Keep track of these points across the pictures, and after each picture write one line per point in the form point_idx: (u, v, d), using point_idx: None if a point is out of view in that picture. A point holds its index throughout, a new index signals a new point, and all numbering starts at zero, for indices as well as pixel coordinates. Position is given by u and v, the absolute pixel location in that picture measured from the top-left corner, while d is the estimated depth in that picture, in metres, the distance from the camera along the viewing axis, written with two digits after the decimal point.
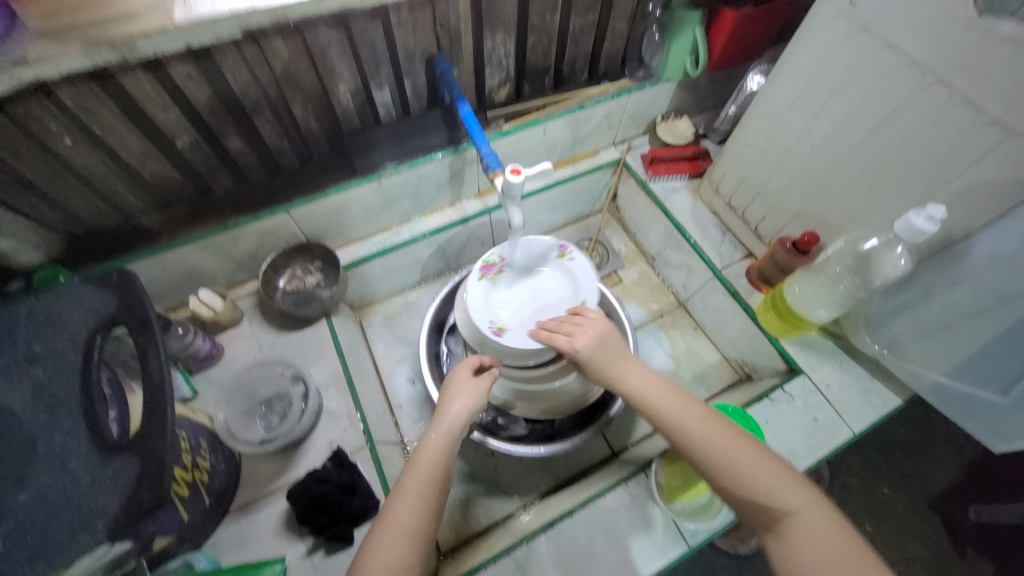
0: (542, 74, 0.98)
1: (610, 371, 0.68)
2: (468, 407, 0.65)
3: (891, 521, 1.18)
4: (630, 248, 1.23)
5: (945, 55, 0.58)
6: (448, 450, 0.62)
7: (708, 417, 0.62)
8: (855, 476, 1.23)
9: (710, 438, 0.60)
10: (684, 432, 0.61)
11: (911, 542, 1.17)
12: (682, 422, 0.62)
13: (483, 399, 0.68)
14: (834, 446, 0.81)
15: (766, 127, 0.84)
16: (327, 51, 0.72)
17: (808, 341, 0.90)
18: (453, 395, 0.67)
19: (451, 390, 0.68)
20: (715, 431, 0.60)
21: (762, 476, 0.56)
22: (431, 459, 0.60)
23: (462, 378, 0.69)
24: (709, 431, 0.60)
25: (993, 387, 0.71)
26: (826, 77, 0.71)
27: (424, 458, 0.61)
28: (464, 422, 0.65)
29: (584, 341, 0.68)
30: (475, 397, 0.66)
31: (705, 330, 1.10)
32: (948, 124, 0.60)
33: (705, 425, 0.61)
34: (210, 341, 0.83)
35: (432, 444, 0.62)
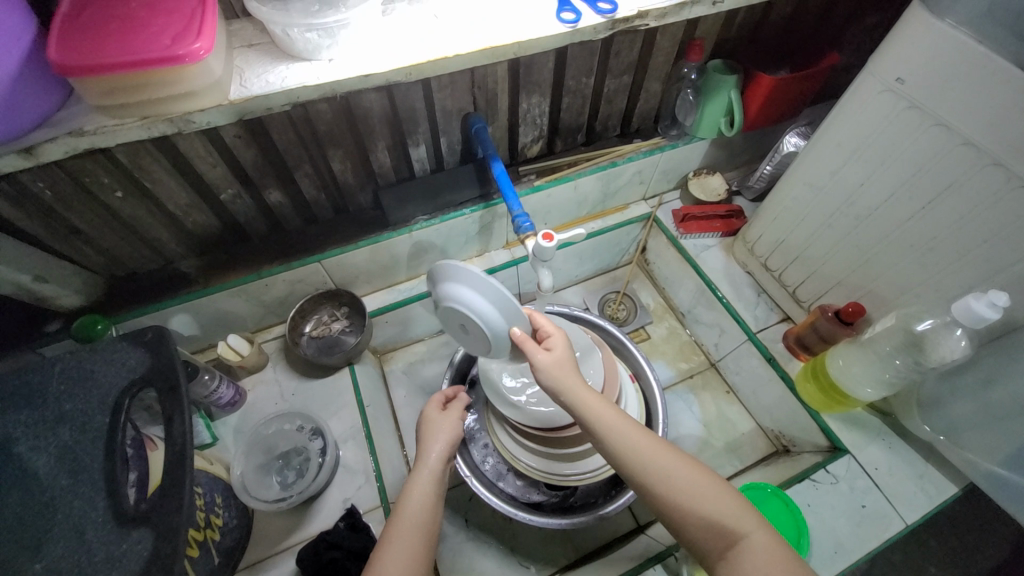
0: (575, 131, 0.99)
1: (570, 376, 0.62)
2: (448, 442, 0.65)
3: None
4: (658, 303, 1.20)
5: (1002, 138, 0.55)
6: (437, 490, 0.60)
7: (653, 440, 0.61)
8: (901, 555, 1.13)
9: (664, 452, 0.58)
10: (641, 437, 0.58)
11: None
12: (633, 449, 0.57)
13: (458, 433, 0.66)
14: (886, 539, 0.74)
15: (805, 193, 0.82)
16: (369, 113, 0.74)
17: (853, 417, 0.84)
18: (434, 435, 0.65)
19: (428, 428, 0.66)
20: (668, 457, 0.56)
21: (720, 503, 0.53)
22: (423, 500, 0.58)
23: (437, 417, 0.67)
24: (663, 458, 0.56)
25: None
26: (869, 149, 0.69)
27: (416, 500, 0.58)
28: (444, 459, 0.63)
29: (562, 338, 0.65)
30: (455, 435, 0.66)
31: (738, 394, 1.04)
32: (1007, 207, 0.58)
33: (659, 449, 0.57)
34: (233, 387, 0.83)
35: (422, 485, 0.60)
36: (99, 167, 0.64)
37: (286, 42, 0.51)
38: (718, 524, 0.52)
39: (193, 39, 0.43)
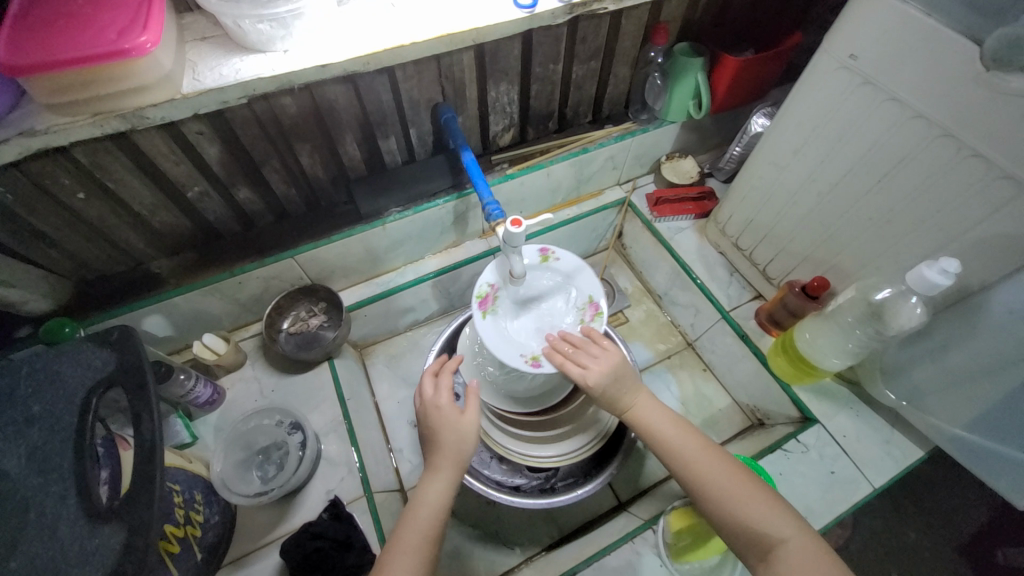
0: (546, 118, 1.00)
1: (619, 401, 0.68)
2: (469, 440, 0.63)
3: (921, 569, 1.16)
4: (636, 286, 1.22)
5: (950, 109, 0.57)
6: (448, 499, 0.60)
7: (706, 447, 0.63)
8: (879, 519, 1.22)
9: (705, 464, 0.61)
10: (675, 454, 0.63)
11: None
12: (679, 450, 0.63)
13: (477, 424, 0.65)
14: (855, 502, 0.77)
15: (771, 172, 0.84)
16: (334, 105, 0.74)
17: (823, 387, 0.87)
18: (453, 429, 0.64)
19: (443, 416, 0.65)
20: (710, 462, 0.61)
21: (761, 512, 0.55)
22: (436, 505, 0.59)
23: (451, 418, 0.64)
24: (712, 465, 0.60)
25: (1012, 444, 0.67)
26: (829, 126, 0.71)
27: (425, 512, 0.58)
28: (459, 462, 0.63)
29: (596, 374, 0.66)
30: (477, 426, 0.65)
31: (714, 372, 1.07)
32: (958, 176, 0.59)
33: (696, 453, 0.62)
34: (211, 386, 0.83)
35: (431, 494, 0.60)
36: (59, 168, 0.63)
37: (239, 34, 0.51)
38: (755, 531, 0.55)
39: (139, 32, 0.42)
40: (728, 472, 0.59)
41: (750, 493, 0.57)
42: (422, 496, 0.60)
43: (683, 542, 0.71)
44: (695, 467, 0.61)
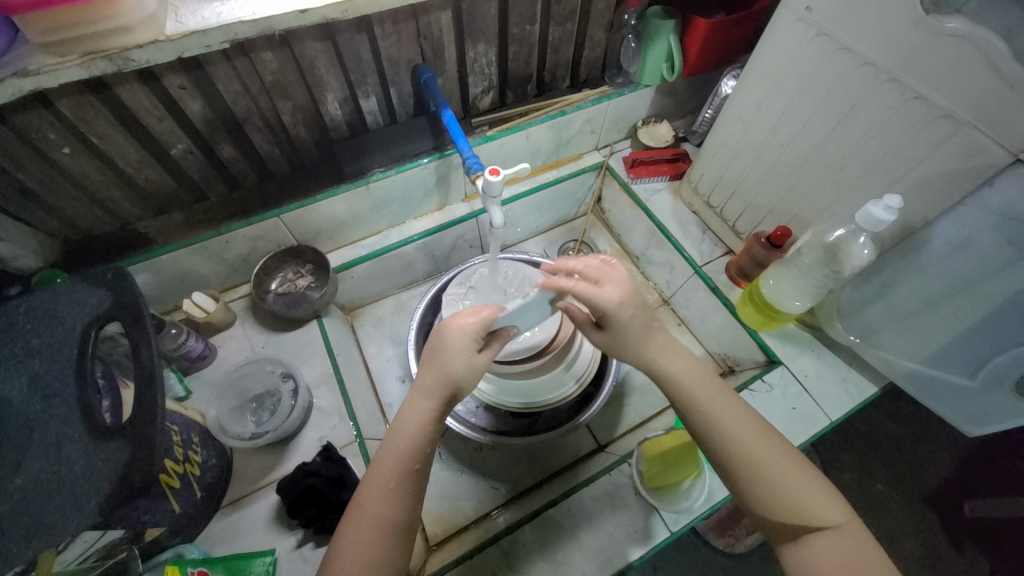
0: (525, 82, 1.02)
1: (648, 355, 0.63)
2: (456, 363, 0.59)
3: (888, 516, 1.31)
4: (615, 249, 1.26)
5: (894, 54, 0.61)
6: (433, 424, 0.59)
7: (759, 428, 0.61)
8: (849, 473, 1.37)
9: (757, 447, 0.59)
10: (722, 431, 0.60)
11: (906, 539, 1.29)
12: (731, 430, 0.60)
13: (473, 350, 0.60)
14: (814, 433, 0.83)
15: (738, 128, 0.88)
16: (315, 63, 0.76)
17: (786, 333, 0.93)
18: (449, 347, 0.60)
19: (446, 332, 0.61)
20: (763, 444, 0.59)
21: (809, 499, 0.57)
22: (416, 429, 0.58)
23: (453, 332, 0.61)
24: (766, 450, 0.59)
25: (961, 372, 0.74)
26: (789, 79, 0.75)
27: (406, 442, 0.57)
28: (444, 386, 0.60)
29: (620, 294, 0.61)
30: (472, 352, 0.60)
31: (688, 326, 1.12)
32: (902, 119, 0.64)
33: (753, 435, 0.60)
34: (202, 341, 0.85)
35: (411, 421, 0.59)
36: (43, 123, 0.64)
37: None
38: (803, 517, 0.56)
39: None
40: (776, 452, 0.59)
41: (800, 481, 0.58)
42: (405, 420, 0.59)
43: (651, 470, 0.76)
44: (748, 445, 0.59)
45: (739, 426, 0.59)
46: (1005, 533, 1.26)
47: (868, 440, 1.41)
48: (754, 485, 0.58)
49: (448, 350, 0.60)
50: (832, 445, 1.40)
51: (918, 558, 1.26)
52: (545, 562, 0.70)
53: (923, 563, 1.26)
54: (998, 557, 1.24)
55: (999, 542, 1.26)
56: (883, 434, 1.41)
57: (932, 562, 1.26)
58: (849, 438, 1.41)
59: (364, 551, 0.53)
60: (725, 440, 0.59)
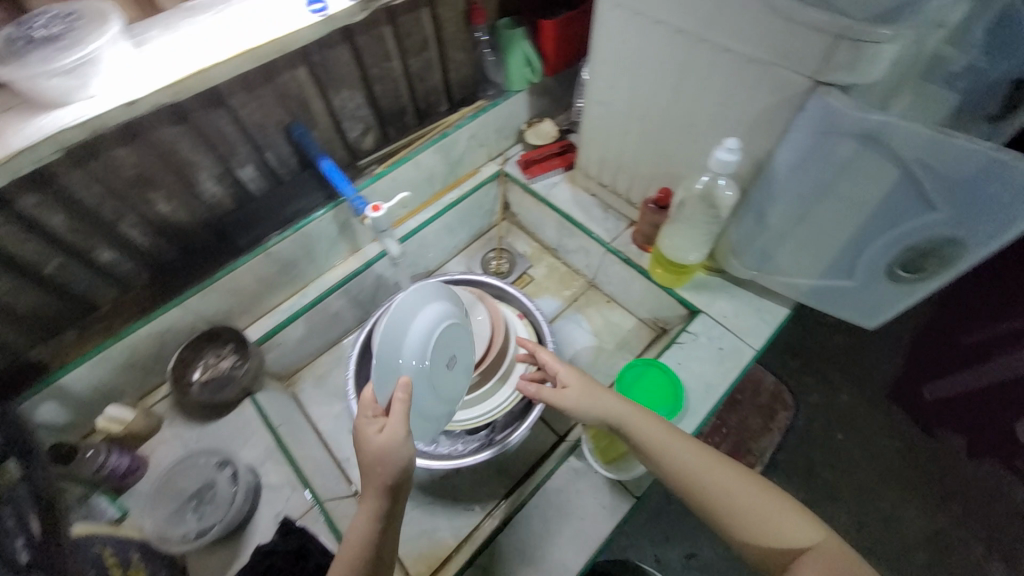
0: (401, 114, 1.06)
1: (601, 409, 0.72)
2: (395, 463, 0.60)
3: (861, 421, 1.43)
4: (534, 247, 1.27)
5: (694, 18, 0.68)
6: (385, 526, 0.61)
7: (718, 464, 0.67)
8: (814, 393, 1.48)
9: (715, 484, 0.66)
10: (693, 481, 0.66)
11: (881, 437, 1.42)
12: (698, 477, 0.66)
13: (403, 435, 0.61)
14: (743, 366, 0.89)
15: (601, 110, 0.95)
16: (177, 147, 0.76)
17: (698, 282, 0.99)
18: (380, 442, 0.60)
19: (367, 446, 0.60)
20: (725, 479, 0.66)
21: (776, 522, 0.63)
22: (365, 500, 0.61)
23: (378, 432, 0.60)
24: (720, 481, 0.66)
25: (842, 275, 0.81)
26: (625, 58, 0.83)
27: (358, 545, 0.59)
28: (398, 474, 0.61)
29: (566, 370, 0.78)
30: (407, 439, 0.61)
31: (617, 301, 1.15)
32: (719, 71, 0.71)
33: (713, 473, 0.66)
34: (128, 455, 0.81)
35: (362, 523, 0.60)
36: None
37: (35, 91, 0.54)
38: (776, 544, 0.62)
39: None
40: (737, 483, 0.65)
41: (770, 507, 0.64)
42: (351, 535, 0.60)
43: (601, 444, 0.79)
44: (713, 495, 0.65)
45: (704, 476, 0.66)
46: (959, 403, 1.42)
47: (822, 357, 1.53)
48: (723, 516, 0.64)
49: (363, 438, 0.61)
50: (794, 370, 1.51)
51: (898, 450, 1.40)
52: (523, 564, 0.71)
53: (902, 453, 1.39)
54: (962, 428, 1.40)
55: (958, 414, 1.42)
56: (838, 349, 1.54)
57: (910, 449, 1.39)
58: (806, 359, 1.52)
59: None
60: (709, 493, 0.65)
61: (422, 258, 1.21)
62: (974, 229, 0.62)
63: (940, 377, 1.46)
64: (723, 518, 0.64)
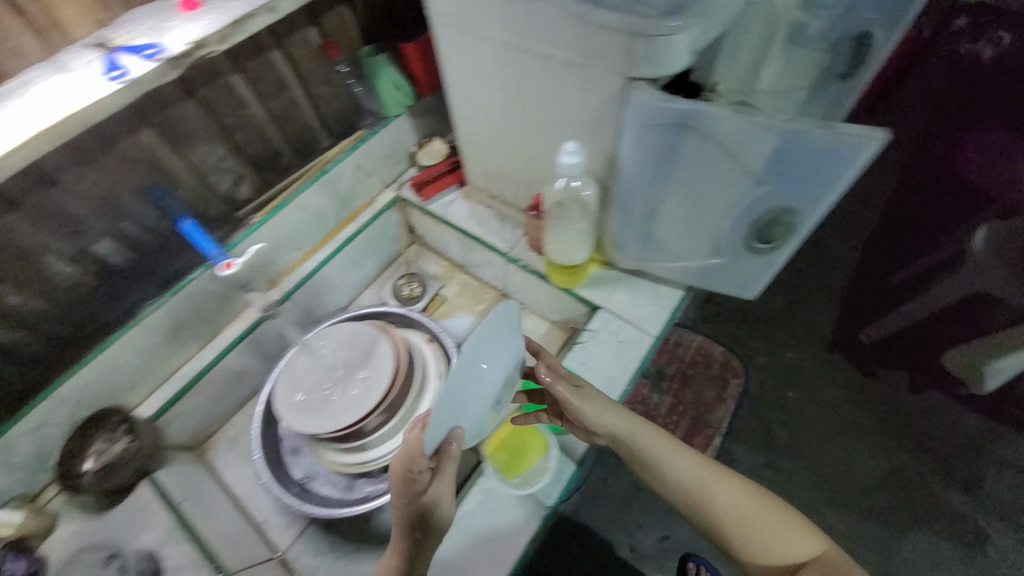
0: (276, 156, 1.05)
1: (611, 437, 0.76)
2: (437, 513, 0.60)
3: (805, 373, 1.52)
4: (444, 266, 1.26)
5: (510, 29, 0.69)
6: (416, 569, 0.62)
7: (722, 476, 0.73)
8: (761, 355, 1.55)
9: (724, 499, 0.71)
10: (700, 494, 0.72)
11: (826, 385, 1.51)
12: (703, 489, 0.72)
13: (444, 495, 0.59)
14: (642, 356, 0.90)
15: (467, 126, 0.95)
16: (10, 234, 0.73)
17: (595, 278, 1.00)
18: (419, 496, 0.59)
19: (399, 494, 0.59)
20: (730, 490, 0.71)
21: (780, 536, 0.68)
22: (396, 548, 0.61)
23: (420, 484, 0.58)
24: (721, 494, 0.71)
25: (712, 253, 0.83)
26: (471, 73, 0.83)
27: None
28: (433, 526, 0.61)
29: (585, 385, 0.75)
30: (447, 498, 0.60)
31: (529, 307, 1.15)
32: (548, 77, 0.72)
33: (718, 485, 0.72)
34: (22, 558, 0.78)
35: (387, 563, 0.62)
36: None
37: None
38: (781, 554, 0.67)
39: None
40: (745, 499, 0.71)
41: (776, 519, 0.69)
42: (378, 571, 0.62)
43: (504, 461, 0.79)
44: (713, 505, 0.71)
45: (711, 488, 0.72)
46: (894, 340, 1.53)
47: (761, 320, 1.61)
48: (729, 530, 0.70)
49: (404, 488, 0.59)
50: (738, 336, 1.57)
51: (844, 396, 1.49)
52: None
53: (849, 396, 1.49)
54: (899, 359, 1.51)
55: (898, 352, 1.52)
56: (779, 306, 1.63)
57: (850, 394, 1.48)
58: (746, 320, 1.62)
59: None
60: (707, 502, 0.71)
61: (330, 299, 1.18)
62: (799, 197, 0.66)
63: (879, 319, 1.56)
64: (723, 529, 0.70)
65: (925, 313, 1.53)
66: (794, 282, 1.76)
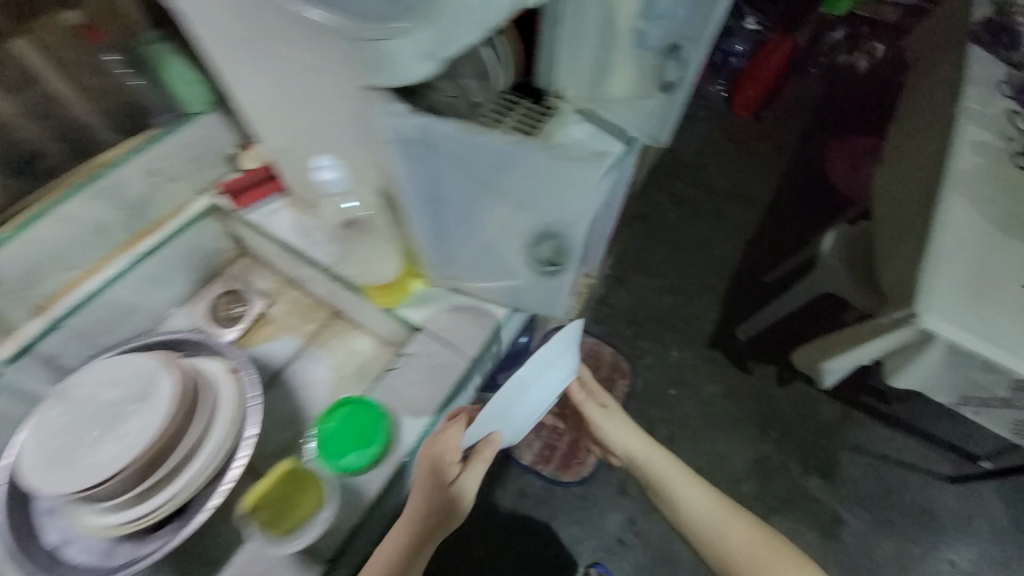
0: (31, 158, 0.89)
1: (669, 476, 1.04)
2: (449, 511, 0.74)
3: (683, 378, 1.99)
4: (276, 281, 1.12)
5: (240, 21, 0.61)
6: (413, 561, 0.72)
7: (733, 517, 0.99)
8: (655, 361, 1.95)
9: (734, 537, 0.96)
10: (720, 533, 0.97)
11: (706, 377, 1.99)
12: (719, 521, 0.98)
13: (463, 493, 0.75)
14: (454, 383, 0.84)
15: (259, 128, 0.86)
16: None
17: (418, 297, 0.93)
18: (442, 488, 0.74)
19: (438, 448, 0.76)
20: (739, 528, 0.97)
21: (758, 574, 0.92)
22: (411, 516, 0.73)
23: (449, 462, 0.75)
24: (732, 530, 0.97)
25: (508, 275, 0.86)
26: (233, 70, 0.74)
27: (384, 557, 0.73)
28: (441, 521, 0.73)
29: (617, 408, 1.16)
30: (471, 490, 0.76)
31: (362, 327, 1.04)
32: (295, 77, 0.64)
33: (733, 521, 0.98)
34: None
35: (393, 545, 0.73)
36: None
37: None
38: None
39: None
40: (751, 534, 0.96)
41: (774, 556, 0.93)
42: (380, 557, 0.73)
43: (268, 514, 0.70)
44: (728, 538, 0.96)
45: (682, 489, 1.02)
46: (760, 341, 2.05)
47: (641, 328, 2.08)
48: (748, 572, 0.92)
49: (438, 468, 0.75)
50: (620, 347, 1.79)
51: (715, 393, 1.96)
52: None
53: (740, 436, 1.88)
54: (759, 352, 2.03)
55: (765, 348, 2.04)
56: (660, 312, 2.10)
57: (732, 389, 1.96)
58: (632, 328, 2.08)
59: None
60: (713, 530, 0.97)
61: (124, 326, 1.02)
62: (556, 214, 0.78)
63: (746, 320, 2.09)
64: (731, 558, 0.95)
65: (774, 322, 2.05)
66: (672, 300, 2.16)
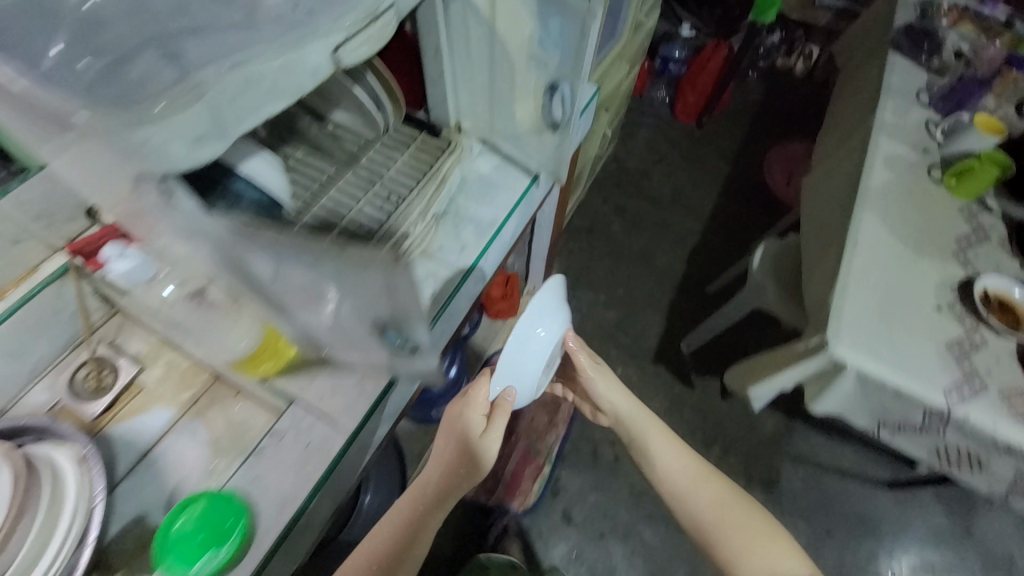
0: None
1: (651, 439, 1.03)
2: (469, 460, 0.86)
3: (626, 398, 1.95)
4: (152, 343, 0.97)
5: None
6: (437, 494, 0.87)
7: (718, 485, 0.98)
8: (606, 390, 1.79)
9: (714, 503, 0.96)
10: (699, 493, 0.97)
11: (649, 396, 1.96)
12: (699, 482, 0.98)
13: (481, 446, 0.86)
14: (328, 463, 0.82)
15: (89, 192, 0.75)
16: None
17: (290, 367, 0.89)
18: (461, 435, 0.86)
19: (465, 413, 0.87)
20: (721, 493, 0.97)
21: (741, 536, 0.92)
22: (438, 453, 0.89)
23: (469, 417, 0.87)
24: (708, 493, 0.97)
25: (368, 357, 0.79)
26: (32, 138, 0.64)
27: (416, 490, 0.88)
28: (458, 469, 0.86)
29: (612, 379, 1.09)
30: (490, 446, 0.86)
31: (246, 394, 0.90)
32: (83, 149, 0.54)
33: (717, 490, 0.97)
34: None
35: (425, 475, 0.88)
36: None
37: None
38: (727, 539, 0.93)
39: None
40: (731, 499, 0.96)
41: (752, 519, 0.93)
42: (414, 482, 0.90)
43: None
44: (710, 499, 0.96)
45: (668, 452, 1.01)
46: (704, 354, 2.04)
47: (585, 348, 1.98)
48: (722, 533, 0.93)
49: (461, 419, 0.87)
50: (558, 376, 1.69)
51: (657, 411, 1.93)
52: None
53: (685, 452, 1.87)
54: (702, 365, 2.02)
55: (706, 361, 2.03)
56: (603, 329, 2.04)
57: (675, 406, 1.94)
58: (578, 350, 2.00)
59: (386, 526, 0.88)
60: (691, 489, 0.98)
61: None
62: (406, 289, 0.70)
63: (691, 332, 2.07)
64: (710, 519, 0.95)
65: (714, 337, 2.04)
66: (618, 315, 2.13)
